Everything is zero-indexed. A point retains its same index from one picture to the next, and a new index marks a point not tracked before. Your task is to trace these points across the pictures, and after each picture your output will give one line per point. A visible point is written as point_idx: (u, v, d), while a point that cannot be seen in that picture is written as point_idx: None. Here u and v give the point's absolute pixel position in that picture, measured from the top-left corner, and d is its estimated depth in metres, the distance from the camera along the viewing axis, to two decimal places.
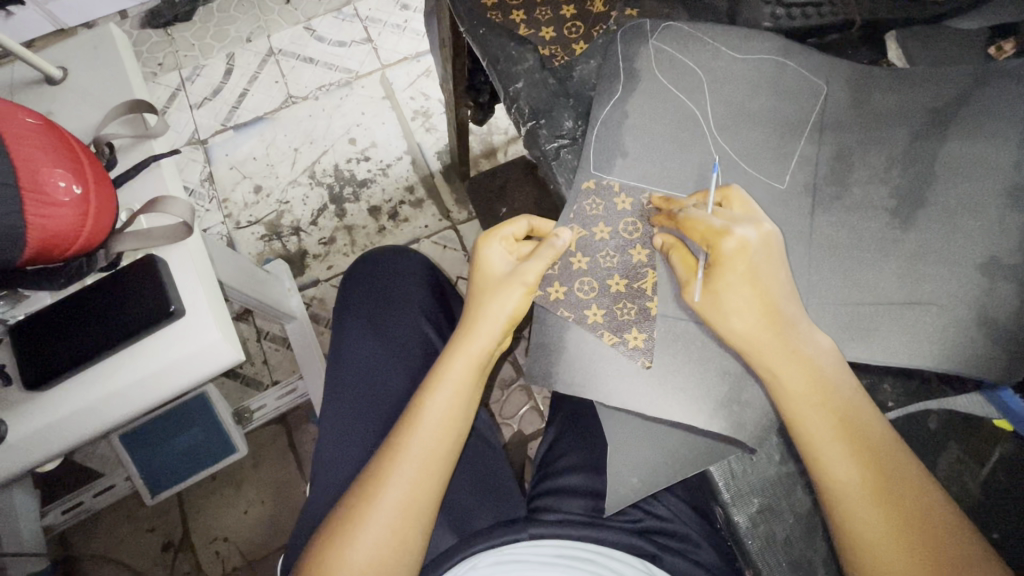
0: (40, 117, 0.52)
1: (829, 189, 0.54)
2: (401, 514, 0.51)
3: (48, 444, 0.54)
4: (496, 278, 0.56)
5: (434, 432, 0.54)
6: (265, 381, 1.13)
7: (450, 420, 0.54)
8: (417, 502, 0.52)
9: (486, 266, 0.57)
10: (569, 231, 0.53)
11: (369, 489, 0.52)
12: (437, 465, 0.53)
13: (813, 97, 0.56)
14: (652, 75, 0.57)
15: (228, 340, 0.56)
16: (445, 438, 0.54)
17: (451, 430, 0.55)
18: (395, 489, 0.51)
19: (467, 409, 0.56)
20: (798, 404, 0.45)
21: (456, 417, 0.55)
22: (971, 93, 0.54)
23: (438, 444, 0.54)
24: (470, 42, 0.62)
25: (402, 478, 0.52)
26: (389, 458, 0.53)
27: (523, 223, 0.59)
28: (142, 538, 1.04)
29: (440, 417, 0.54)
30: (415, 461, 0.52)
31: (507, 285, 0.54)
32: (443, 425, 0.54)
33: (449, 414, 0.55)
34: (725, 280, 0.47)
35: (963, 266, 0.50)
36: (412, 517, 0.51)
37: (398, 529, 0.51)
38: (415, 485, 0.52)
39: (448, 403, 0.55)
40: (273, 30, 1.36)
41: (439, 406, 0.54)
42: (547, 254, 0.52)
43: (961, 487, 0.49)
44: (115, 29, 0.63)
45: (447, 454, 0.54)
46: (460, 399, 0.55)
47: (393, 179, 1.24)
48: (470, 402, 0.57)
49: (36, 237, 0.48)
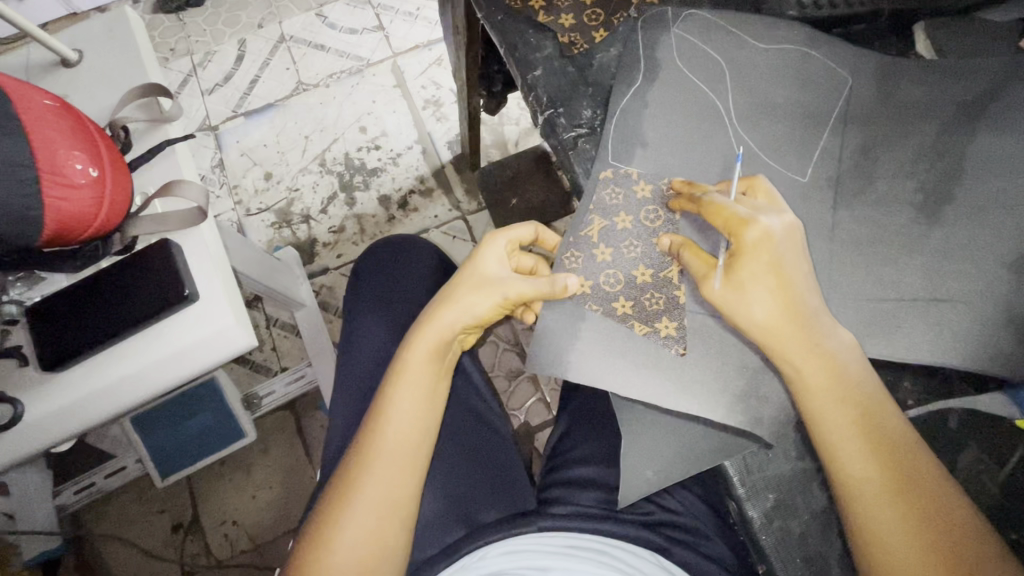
0: (56, 98, 0.52)
1: (853, 183, 0.53)
2: (380, 505, 0.51)
3: (64, 425, 0.54)
4: (486, 277, 0.57)
5: (401, 420, 0.54)
6: (274, 367, 1.13)
7: (419, 412, 0.55)
8: (396, 493, 0.52)
9: (481, 267, 0.58)
10: (576, 277, 0.51)
11: (348, 483, 0.52)
12: (410, 455, 0.54)
13: (837, 89, 0.55)
14: (672, 65, 0.56)
15: (240, 324, 0.56)
16: (415, 427, 0.55)
17: (423, 423, 0.55)
18: (372, 480, 0.52)
19: (434, 399, 0.57)
20: (820, 399, 0.45)
21: (424, 404, 0.56)
22: (1002, 87, 0.53)
23: (409, 431, 0.54)
24: (489, 28, 0.61)
25: (376, 469, 0.52)
26: (362, 451, 0.53)
27: (532, 228, 0.60)
28: (153, 519, 1.05)
29: (409, 410, 0.55)
30: (388, 452, 0.53)
31: (490, 291, 0.56)
32: (412, 416, 0.55)
33: (416, 403, 0.55)
34: (748, 269, 0.46)
35: (990, 263, 0.49)
36: (392, 509, 0.52)
37: (379, 521, 0.51)
38: (390, 475, 0.52)
39: (411, 391, 0.55)
40: (285, 16, 1.36)
41: (403, 394, 0.55)
42: (542, 286, 0.51)
43: (980, 487, 0.48)
44: (130, 12, 0.63)
45: (420, 442, 0.55)
46: (424, 388, 0.56)
47: (403, 168, 1.24)
48: (436, 388, 0.57)
49: (52, 218, 0.48)
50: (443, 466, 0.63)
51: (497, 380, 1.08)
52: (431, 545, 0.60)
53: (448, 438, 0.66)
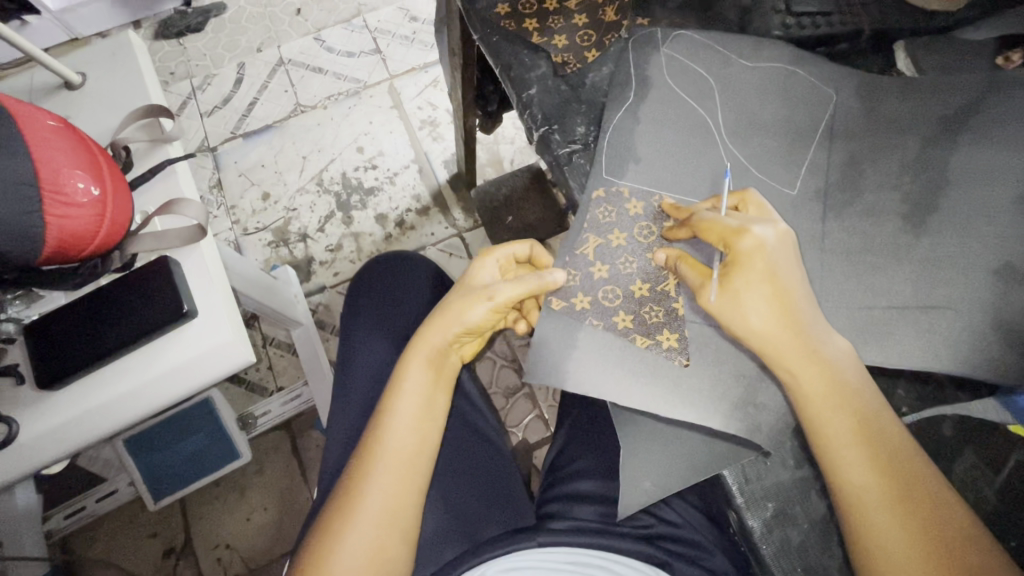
0: (59, 118, 0.52)
1: (841, 195, 0.54)
2: (380, 519, 0.51)
3: (59, 445, 0.54)
4: (477, 285, 0.59)
5: (400, 434, 0.54)
6: (270, 387, 1.13)
7: (419, 422, 0.55)
8: (395, 507, 0.52)
9: (472, 275, 0.60)
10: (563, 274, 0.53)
11: (347, 497, 0.52)
12: (410, 468, 0.54)
13: (822, 105, 0.57)
14: (663, 83, 0.58)
15: (239, 340, 0.56)
16: (415, 442, 0.55)
17: (422, 434, 0.55)
18: (371, 494, 0.52)
19: (433, 409, 0.57)
20: (817, 406, 0.45)
21: (423, 418, 0.56)
22: (981, 101, 0.55)
23: (408, 445, 0.54)
24: (484, 49, 0.63)
25: (375, 481, 0.52)
26: (362, 461, 0.53)
27: (528, 245, 0.63)
28: (144, 544, 1.03)
29: (410, 420, 0.55)
30: (387, 464, 0.53)
31: (477, 297, 0.57)
32: (412, 426, 0.55)
33: (416, 416, 0.55)
34: (743, 278, 0.47)
35: (978, 271, 0.51)
36: (391, 520, 0.51)
37: (379, 536, 0.50)
38: (389, 489, 0.52)
39: (408, 404, 0.56)
40: (284, 40, 1.39)
41: (403, 408, 0.55)
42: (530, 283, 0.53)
43: (977, 493, 0.48)
44: (133, 35, 0.65)
45: (420, 454, 0.55)
46: (423, 398, 0.56)
47: (400, 187, 1.25)
48: (436, 403, 0.57)
49: (54, 235, 0.49)
50: (441, 481, 0.63)
51: (496, 397, 1.08)
52: (429, 562, 0.59)
53: (447, 453, 0.66)
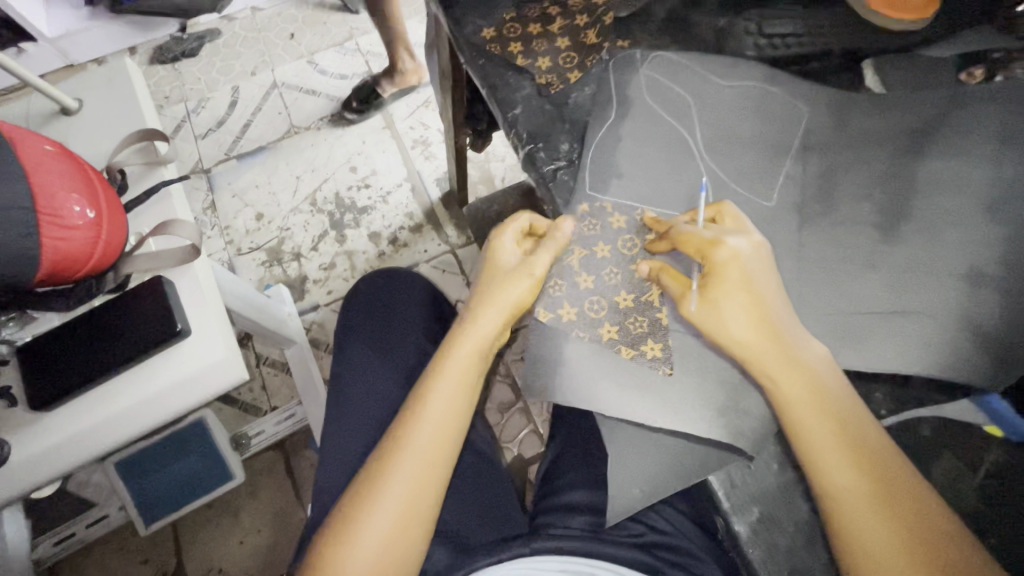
0: (57, 143, 0.54)
1: (816, 207, 0.56)
2: (397, 519, 0.50)
3: (51, 465, 0.54)
4: (506, 268, 0.58)
5: (427, 434, 0.54)
6: (263, 407, 1.12)
7: (450, 423, 0.55)
8: (412, 509, 0.51)
9: (496, 257, 0.59)
10: (570, 220, 0.56)
11: (365, 494, 0.51)
12: (434, 470, 0.53)
13: (796, 120, 0.59)
14: (643, 101, 0.61)
15: (235, 357, 0.57)
16: (441, 443, 0.54)
17: (451, 435, 0.55)
18: (392, 493, 0.51)
19: (465, 410, 0.56)
20: (798, 410, 0.46)
21: (454, 419, 0.55)
22: (946, 115, 0.57)
23: (435, 445, 0.53)
24: (471, 71, 0.65)
25: (397, 481, 0.52)
26: (386, 458, 0.53)
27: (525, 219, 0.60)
28: (134, 570, 1.02)
29: (440, 421, 0.54)
30: (412, 464, 0.52)
31: (518, 275, 0.55)
32: (442, 426, 0.54)
33: (446, 418, 0.55)
34: (721, 287, 0.49)
35: (950, 278, 0.52)
36: (409, 521, 0.51)
37: (393, 535, 0.50)
38: (410, 490, 0.51)
39: (438, 410, 0.55)
40: (278, 64, 1.42)
41: (434, 407, 0.54)
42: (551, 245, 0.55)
43: (956, 493, 0.50)
44: (129, 61, 0.66)
45: (446, 456, 0.54)
46: (457, 398, 0.56)
47: (393, 205, 1.27)
48: (467, 405, 0.57)
49: (49, 258, 0.49)
50: None
51: (490, 412, 1.08)
52: None
53: None
